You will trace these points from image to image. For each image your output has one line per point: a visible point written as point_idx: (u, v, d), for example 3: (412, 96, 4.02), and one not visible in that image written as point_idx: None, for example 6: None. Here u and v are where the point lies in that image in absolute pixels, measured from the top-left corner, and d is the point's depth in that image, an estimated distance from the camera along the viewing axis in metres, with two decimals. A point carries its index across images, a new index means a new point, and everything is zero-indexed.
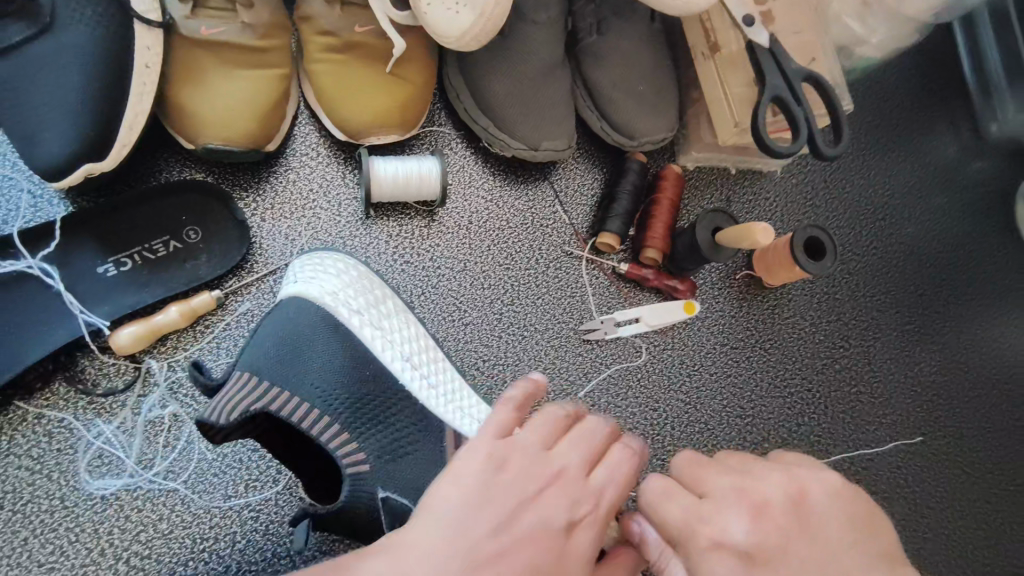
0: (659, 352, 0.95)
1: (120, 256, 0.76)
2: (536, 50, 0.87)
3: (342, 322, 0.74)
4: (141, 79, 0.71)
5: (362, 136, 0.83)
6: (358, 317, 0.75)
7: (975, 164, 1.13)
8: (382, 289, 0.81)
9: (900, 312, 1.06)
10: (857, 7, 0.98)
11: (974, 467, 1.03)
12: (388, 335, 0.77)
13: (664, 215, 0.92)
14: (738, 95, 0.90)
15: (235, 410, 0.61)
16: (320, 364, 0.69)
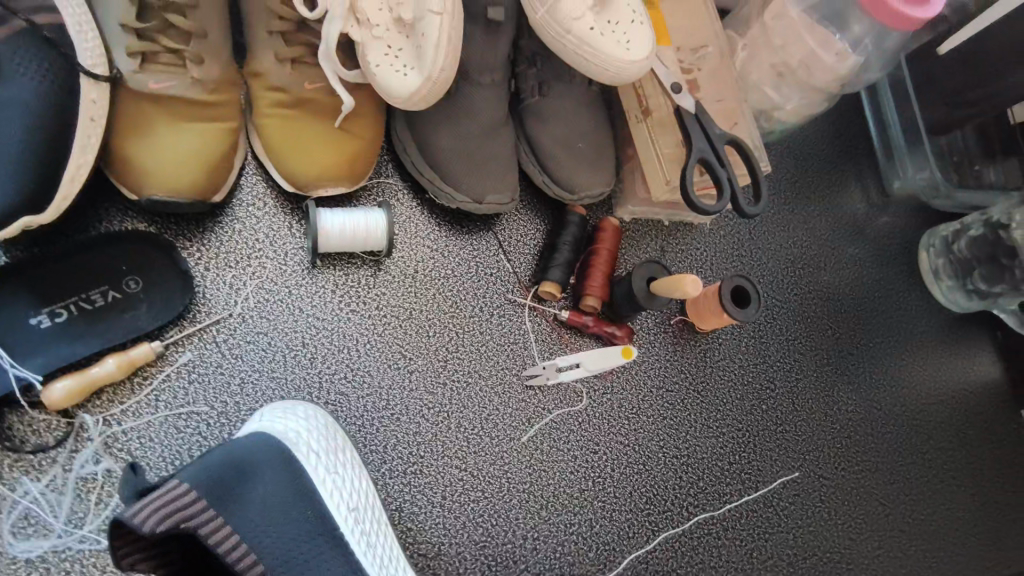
0: (598, 395, 0.99)
1: (56, 307, 0.74)
2: (481, 110, 0.92)
3: (299, 462, 0.73)
4: (86, 130, 0.71)
5: (310, 189, 0.85)
6: (316, 464, 0.74)
7: (882, 218, 1.24)
8: (343, 439, 0.80)
9: (819, 355, 1.14)
10: (773, 77, 1.08)
11: (888, 499, 1.11)
12: (339, 481, 0.75)
13: (602, 264, 0.97)
14: (669, 155, 0.97)
15: (158, 522, 0.58)
16: (267, 511, 0.68)
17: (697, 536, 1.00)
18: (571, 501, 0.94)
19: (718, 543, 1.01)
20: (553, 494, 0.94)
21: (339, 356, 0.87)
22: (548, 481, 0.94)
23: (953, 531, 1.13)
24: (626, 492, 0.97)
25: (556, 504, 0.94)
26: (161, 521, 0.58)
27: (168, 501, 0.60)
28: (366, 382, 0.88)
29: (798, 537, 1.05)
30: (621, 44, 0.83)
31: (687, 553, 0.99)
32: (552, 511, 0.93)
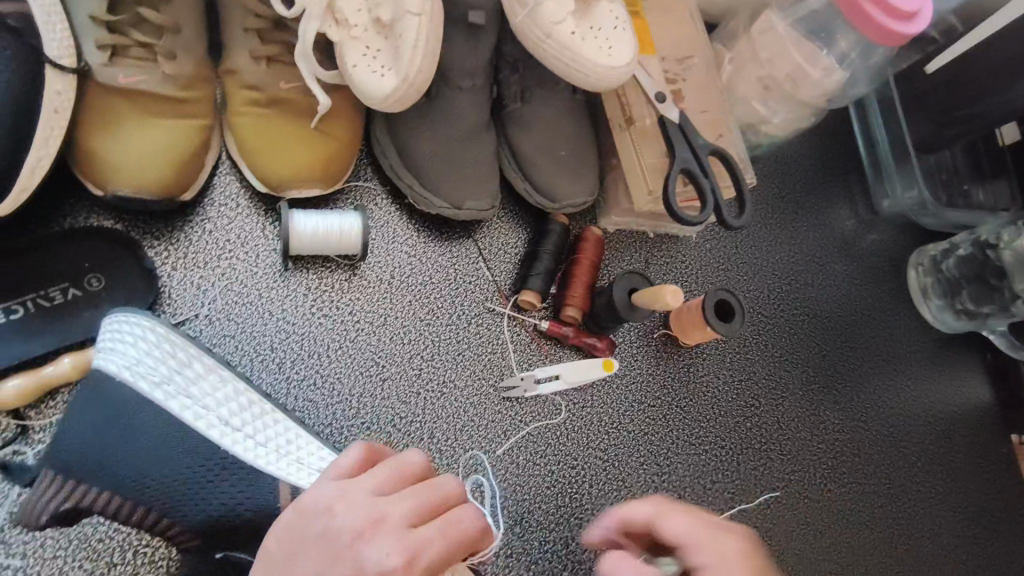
0: (577, 409, 0.96)
1: (12, 304, 0.72)
2: (462, 114, 0.90)
3: None
4: (49, 123, 0.69)
5: (283, 188, 0.83)
6: None
7: (870, 236, 1.23)
8: None
9: (805, 373, 1.12)
10: (759, 90, 1.07)
11: (874, 522, 1.08)
12: None
13: (583, 274, 0.96)
14: (652, 165, 0.95)
15: (45, 512, 0.64)
16: None
17: None
18: (547, 517, 0.91)
19: None
20: (528, 509, 0.91)
21: (309, 361, 0.85)
22: (524, 495, 0.91)
23: (941, 558, 1.10)
24: (605, 508, 0.94)
25: (531, 520, 0.90)
26: (60, 504, 0.65)
27: (62, 486, 0.65)
28: (336, 389, 0.85)
29: (781, 559, 1.02)
30: (603, 50, 0.82)
31: None
32: (527, 527, 0.90)
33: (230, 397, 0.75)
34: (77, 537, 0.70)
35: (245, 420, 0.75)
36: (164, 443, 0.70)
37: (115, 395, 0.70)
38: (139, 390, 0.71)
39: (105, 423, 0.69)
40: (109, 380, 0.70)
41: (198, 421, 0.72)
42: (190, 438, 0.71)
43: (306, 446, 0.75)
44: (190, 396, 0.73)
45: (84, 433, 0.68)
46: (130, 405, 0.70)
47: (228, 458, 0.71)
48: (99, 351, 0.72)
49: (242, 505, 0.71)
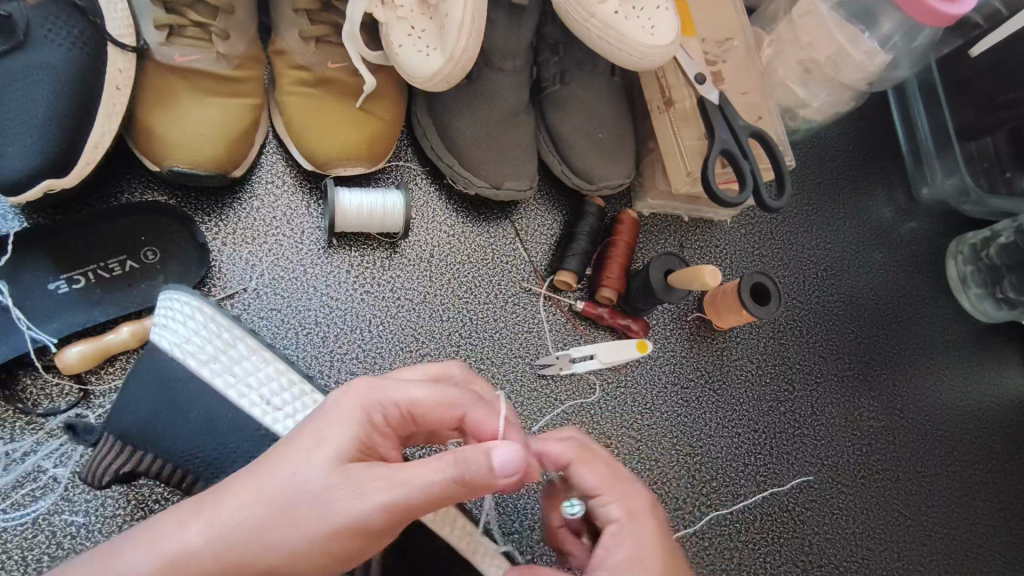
0: (612, 389, 0.97)
1: (74, 274, 0.75)
2: (502, 95, 0.92)
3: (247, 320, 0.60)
4: (110, 99, 0.72)
5: (328, 167, 0.85)
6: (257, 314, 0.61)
7: (909, 224, 1.21)
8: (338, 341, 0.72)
9: (840, 360, 1.11)
10: (799, 74, 1.07)
11: (910, 511, 1.07)
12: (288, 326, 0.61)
13: (620, 256, 0.96)
14: (691, 147, 0.95)
15: (105, 472, 0.67)
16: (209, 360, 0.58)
17: (709, 537, 0.97)
18: None
19: (731, 547, 0.98)
20: None
21: (351, 336, 0.87)
22: None
23: (978, 550, 1.08)
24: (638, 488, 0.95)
25: None
26: (120, 467, 0.67)
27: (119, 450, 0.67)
28: (377, 364, 0.87)
29: (813, 544, 1.02)
30: (645, 29, 0.82)
31: (696, 555, 0.96)
32: None
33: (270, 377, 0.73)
34: (135, 497, 0.73)
35: (285, 400, 0.72)
36: (212, 419, 0.69)
37: (165, 370, 0.70)
38: (188, 367, 0.71)
39: (158, 396, 0.70)
40: (161, 355, 0.71)
41: (240, 400, 0.71)
42: (232, 417, 0.70)
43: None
44: (235, 374, 0.72)
45: (138, 403, 0.69)
46: (180, 380, 0.70)
47: (269, 438, 0.70)
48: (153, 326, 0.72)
49: None
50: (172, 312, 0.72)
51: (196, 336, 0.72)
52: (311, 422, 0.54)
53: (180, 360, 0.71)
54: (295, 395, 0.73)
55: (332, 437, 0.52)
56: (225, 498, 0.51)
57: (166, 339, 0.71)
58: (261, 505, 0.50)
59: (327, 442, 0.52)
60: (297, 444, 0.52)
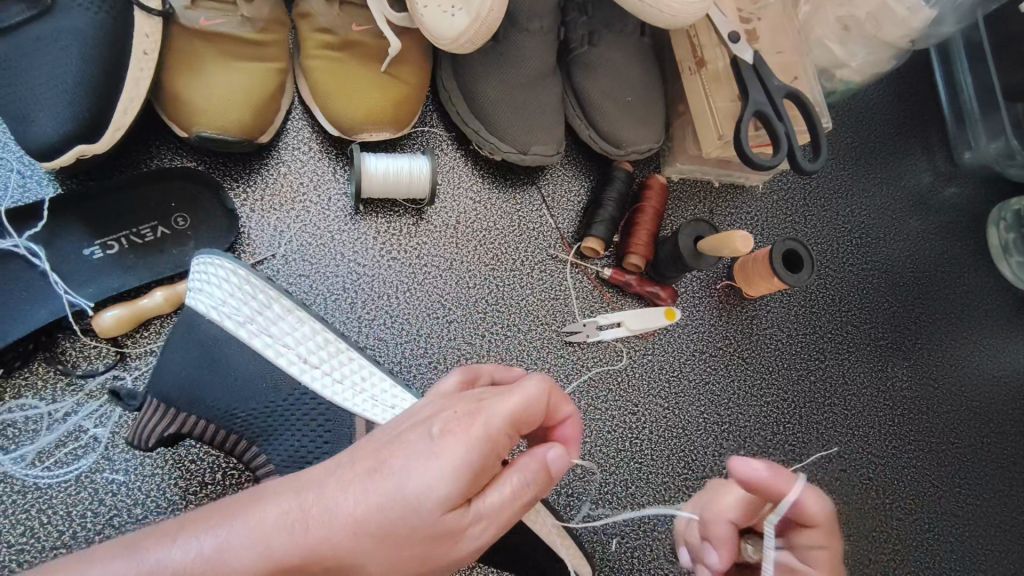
0: (639, 356, 0.96)
1: (108, 239, 0.76)
2: (529, 57, 0.90)
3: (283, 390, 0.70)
4: (138, 64, 0.72)
5: (354, 133, 0.84)
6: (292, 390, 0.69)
7: (948, 190, 1.17)
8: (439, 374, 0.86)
9: (874, 328, 1.09)
10: (838, 32, 1.03)
11: (941, 481, 1.05)
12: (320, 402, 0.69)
13: (648, 223, 0.94)
14: (723, 109, 0.92)
15: (152, 434, 0.67)
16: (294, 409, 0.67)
17: None
18: (606, 460, 0.92)
19: None
20: (589, 452, 0.92)
21: (378, 302, 0.87)
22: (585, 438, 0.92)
23: (1011, 520, 1.06)
24: (663, 455, 0.95)
25: (592, 461, 0.91)
26: (165, 428, 0.67)
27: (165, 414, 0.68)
28: (405, 329, 0.88)
29: (843, 512, 1.01)
30: None
31: None
32: (587, 469, 0.91)
33: (307, 336, 0.74)
34: (171, 458, 0.74)
35: (324, 359, 0.74)
36: (249, 380, 0.70)
37: (200, 331, 0.70)
38: (227, 330, 0.71)
39: (191, 362, 0.69)
40: (194, 318, 0.71)
41: (279, 360, 0.72)
42: (270, 375, 0.71)
43: (379, 384, 0.75)
44: (271, 336, 0.73)
45: (179, 367, 0.69)
46: (216, 343, 0.70)
47: (308, 397, 0.71)
48: (189, 291, 0.72)
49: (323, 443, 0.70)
50: (207, 278, 0.72)
51: (232, 300, 0.72)
52: (419, 456, 0.49)
53: (217, 323, 0.71)
54: (329, 356, 0.75)
55: (449, 481, 0.49)
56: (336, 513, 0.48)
57: (203, 304, 0.71)
58: (366, 532, 0.48)
59: (419, 491, 0.48)
60: (415, 476, 0.49)
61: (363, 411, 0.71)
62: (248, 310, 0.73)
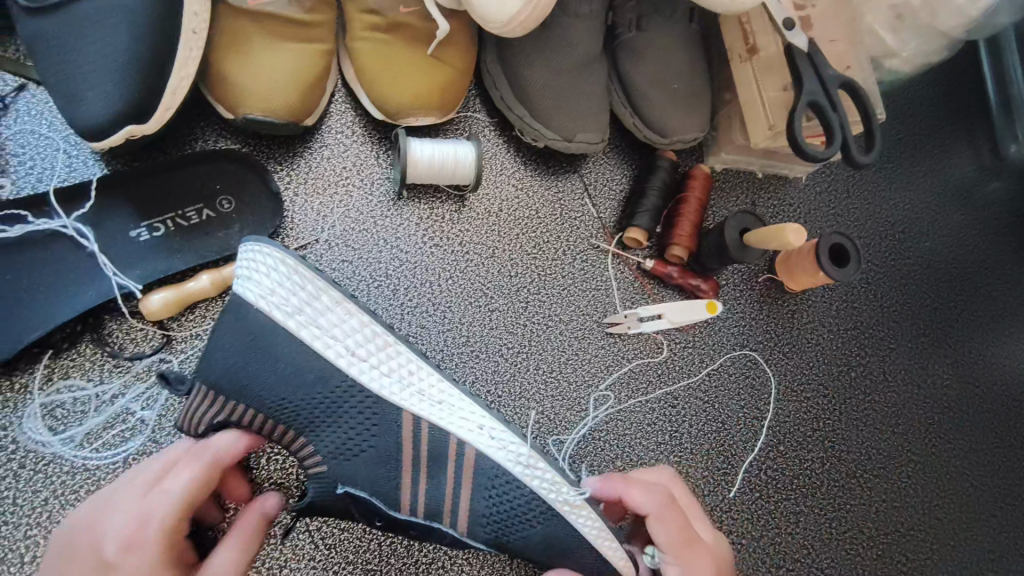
0: (679, 349, 0.95)
1: (154, 222, 0.76)
2: (576, 42, 0.88)
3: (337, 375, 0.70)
4: (188, 42, 0.71)
5: (399, 117, 0.83)
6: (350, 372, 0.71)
7: (992, 184, 1.14)
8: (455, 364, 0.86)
9: (914, 325, 1.07)
10: (891, 19, 1.00)
11: (982, 480, 1.03)
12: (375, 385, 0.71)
13: (691, 213, 0.93)
14: (773, 99, 0.90)
15: (199, 421, 0.68)
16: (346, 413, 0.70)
17: (774, 500, 0.95)
18: (646, 453, 0.91)
19: (794, 510, 0.96)
20: (629, 444, 0.91)
21: (422, 290, 0.86)
22: (625, 431, 0.91)
23: None
24: (701, 448, 0.94)
25: (633, 454, 0.90)
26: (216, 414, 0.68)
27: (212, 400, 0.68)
28: (446, 318, 0.87)
29: (879, 511, 0.99)
30: None
31: (761, 517, 0.95)
32: (627, 462, 0.90)
33: (354, 329, 0.72)
34: None
35: (369, 353, 0.72)
36: (297, 372, 0.69)
37: (251, 319, 0.69)
38: (275, 317, 0.69)
39: (234, 351, 0.68)
40: (244, 303, 0.69)
41: (326, 350, 0.70)
42: (320, 365, 0.70)
43: (428, 380, 0.74)
44: (319, 326, 0.71)
45: (231, 349, 0.68)
46: (265, 332, 0.69)
47: (355, 387, 0.70)
48: (237, 275, 0.71)
49: (371, 435, 0.70)
50: (252, 261, 0.70)
51: (279, 288, 0.70)
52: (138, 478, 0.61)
53: (266, 311, 0.69)
54: (376, 345, 0.72)
55: (155, 487, 0.60)
56: (99, 530, 0.58)
57: (251, 291, 0.69)
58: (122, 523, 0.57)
59: (128, 502, 0.59)
60: (127, 486, 0.60)
61: (411, 406, 0.71)
62: (295, 300, 0.70)
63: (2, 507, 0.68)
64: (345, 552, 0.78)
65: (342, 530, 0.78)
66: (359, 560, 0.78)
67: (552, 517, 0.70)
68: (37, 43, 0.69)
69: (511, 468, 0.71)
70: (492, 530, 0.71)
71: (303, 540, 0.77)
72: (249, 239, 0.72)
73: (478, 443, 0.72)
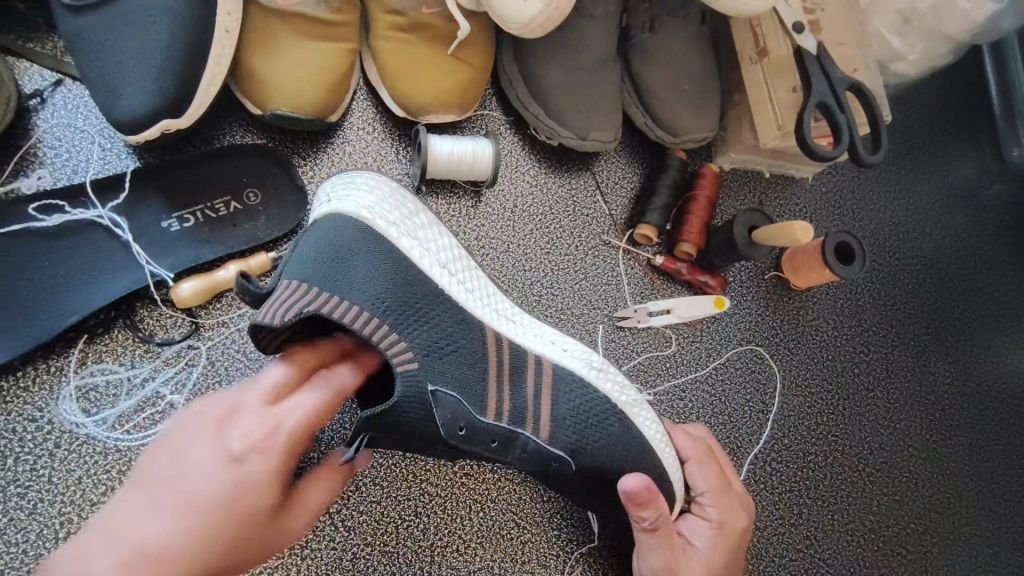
0: (687, 343, 0.98)
1: (184, 213, 0.78)
2: (592, 43, 0.90)
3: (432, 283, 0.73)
4: (221, 40, 0.73)
5: (421, 114, 0.85)
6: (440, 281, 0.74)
7: (995, 187, 1.16)
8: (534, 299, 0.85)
9: (918, 323, 1.09)
10: (898, 24, 1.02)
11: (981, 476, 1.06)
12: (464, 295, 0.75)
13: (700, 211, 0.95)
14: (782, 100, 0.92)
15: (290, 312, 0.61)
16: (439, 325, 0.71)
17: (778, 492, 0.98)
18: None
19: (798, 501, 0.98)
20: None
21: None
22: None
23: None
24: None
25: None
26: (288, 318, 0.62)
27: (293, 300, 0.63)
28: None
29: (881, 503, 1.01)
30: None
31: (766, 508, 0.97)
32: None
33: (441, 246, 0.77)
34: None
35: (452, 269, 0.77)
36: (393, 280, 0.70)
37: (351, 225, 0.70)
38: (378, 224, 0.72)
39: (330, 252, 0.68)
40: (346, 213, 0.71)
41: (423, 259, 0.73)
42: (414, 274, 0.72)
43: (499, 303, 0.80)
44: (415, 237, 0.75)
45: (324, 260, 0.67)
46: (367, 238, 0.71)
47: (447, 296, 0.73)
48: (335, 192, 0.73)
49: None
50: (357, 185, 0.75)
51: (379, 203, 0.74)
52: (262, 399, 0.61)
53: (369, 219, 0.72)
54: (459, 264, 0.78)
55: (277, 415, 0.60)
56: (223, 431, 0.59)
57: (354, 202, 0.72)
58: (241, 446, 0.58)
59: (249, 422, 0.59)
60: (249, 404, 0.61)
61: (492, 322, 0.75)
62: (393, 214, 0.74)
63: (39, 486, 0.71)
64: (363, 534, 0.80)
65: (360, 513, 0.81)
66: (377, 543, 0.80)
67: (623, 417, 0.75)
68: (77, 40, 0.72)
69: (589, 374, 0.76)
70: (574, 443, 0.72)
71: (323, 522, 0.79)
72: (340, 172, 0.78)
73: (552, 353, 0.77)
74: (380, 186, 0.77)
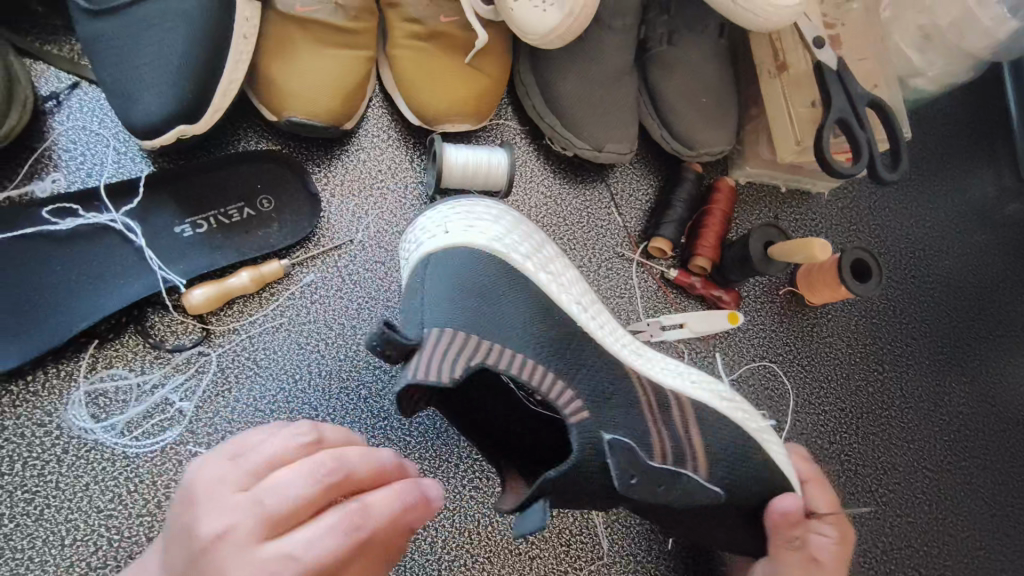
0: (699, 358, 0.96)
1: (197, 219, 0.78)
2: (610, 54, 0.90)
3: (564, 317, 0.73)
4: (238, 46, 0.73)
5: (437, 123, 0.85)
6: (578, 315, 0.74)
7: (1013, 205, 1.15)
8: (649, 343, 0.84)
9: (933, 342, 1.08)
10: (918, 40, 1.01)
11: (996, 499, 1.04)
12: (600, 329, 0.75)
13: (715, 225, 0.94)
14: (801, 115, 0.91)
15: (457, 367, 0.60)
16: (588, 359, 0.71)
17: None
18: None
19: None
20: None
21: None
22: None
23: None
24: None
25: None
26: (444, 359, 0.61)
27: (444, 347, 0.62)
28: None
29: (895, 525, 1.00)
30: None
31: None
32: None
33: (566, 277, 0.77)
34: None
35: (588, 306, 0.77)
36: (536, 316, 0.70)
37: (487, 260, 0.71)
38: (506, 258, 0.72)
39: (461, 291, 0.68)
40: (463, 250, 0.71)
41: (557, 294, 0.73)
42: (552, 309, 0.72)
43: (626, 338, 0.79)
44: (548, 269, 0.75)
45: (461, 299, 0.67)
46: (504, 273, 0.71)
47: (584, 330, 0.73)
48: (464, 221, 0.74)
49: None
50: (477, 217, 0.75)
51: (504, 234, 0.75)
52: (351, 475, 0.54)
53: (502, 253, 0.72)
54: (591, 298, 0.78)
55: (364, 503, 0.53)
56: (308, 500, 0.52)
57: (484, 235, 0.73)
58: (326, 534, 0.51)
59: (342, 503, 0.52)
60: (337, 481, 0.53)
61: (630, 358, 0.75)
62: (523, 248, 0.74)
63: (46, 491, 0.71)
64: None
65: None
66: None
67: None
68: (95, 44, 0.72)
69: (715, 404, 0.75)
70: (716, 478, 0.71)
71: None
72: (448, 200, 0.77)
73: (683, 386, 0.76)
74: (500, 217, 0.76)
